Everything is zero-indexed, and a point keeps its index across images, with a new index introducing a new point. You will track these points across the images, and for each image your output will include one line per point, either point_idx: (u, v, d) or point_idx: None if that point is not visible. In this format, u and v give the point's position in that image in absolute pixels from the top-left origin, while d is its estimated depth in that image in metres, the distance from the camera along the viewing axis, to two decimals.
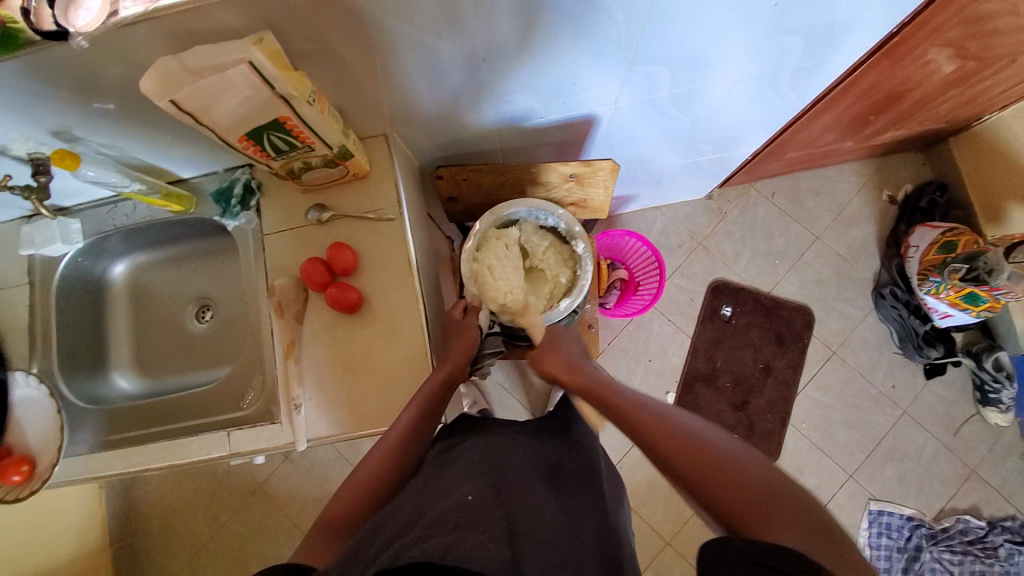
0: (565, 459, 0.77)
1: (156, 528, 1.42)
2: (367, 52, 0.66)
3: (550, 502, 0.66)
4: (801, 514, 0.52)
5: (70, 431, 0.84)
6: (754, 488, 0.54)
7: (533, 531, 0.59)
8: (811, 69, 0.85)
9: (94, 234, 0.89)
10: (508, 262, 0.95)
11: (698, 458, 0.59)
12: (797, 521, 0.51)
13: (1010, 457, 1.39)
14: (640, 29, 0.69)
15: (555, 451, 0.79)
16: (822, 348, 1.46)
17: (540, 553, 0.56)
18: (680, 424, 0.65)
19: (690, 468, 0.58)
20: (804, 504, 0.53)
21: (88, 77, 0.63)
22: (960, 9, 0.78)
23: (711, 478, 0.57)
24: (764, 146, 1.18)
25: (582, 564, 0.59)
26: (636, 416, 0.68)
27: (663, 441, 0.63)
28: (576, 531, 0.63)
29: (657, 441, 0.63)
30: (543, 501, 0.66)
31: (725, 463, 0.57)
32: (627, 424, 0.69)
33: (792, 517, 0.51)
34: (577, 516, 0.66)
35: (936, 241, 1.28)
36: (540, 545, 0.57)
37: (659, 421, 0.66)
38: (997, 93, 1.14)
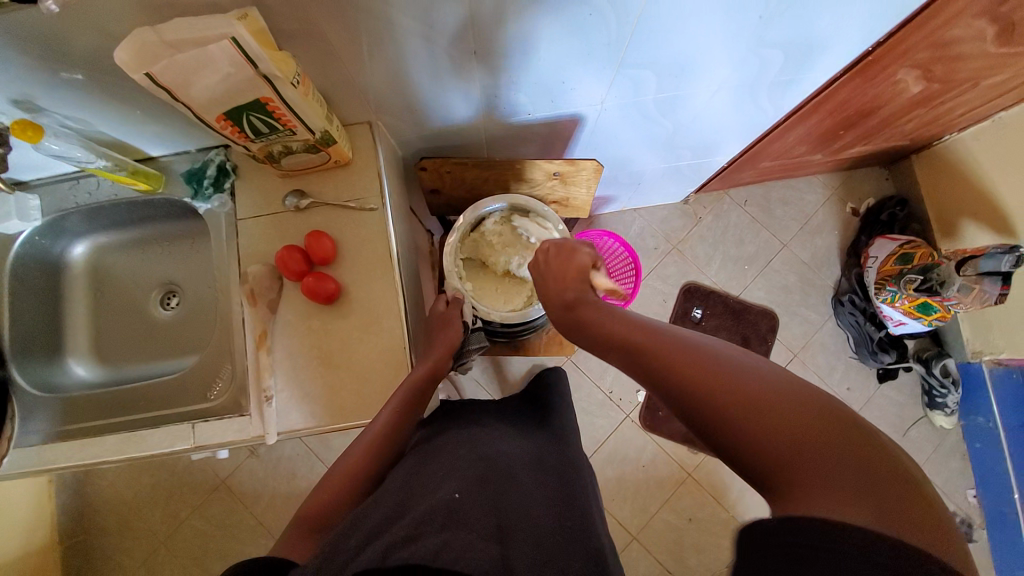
0: (547, 454, 0.80)
1: (111, 524, 1.36)
2: (356, 37, 0.64)
3: (534, 498, 0.68)
4: (852, 461, 0.41)
5: (21, 421, 0.80)
6: (794, 424, 0.44)
7: (521, 530, 0.61)
8: (789, 82, 0.88)
9: (53, 212, 0.84)
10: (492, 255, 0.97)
11: (730, 387, 0.47)
12: (818, 454, 0.42)
13: (953, 457, 1.47)
14: (630, 33, 0.69)
15: (537, 446, 0.81)
16: (785, 351, 1.51)
17: (527, 551, 0.59)
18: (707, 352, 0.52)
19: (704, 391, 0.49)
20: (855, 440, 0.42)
21: (55, 45, 0.59)
22: (930, 33, 0.82)
23: (745, 417, 0.45)
24: (739, 154, 1.22)
25: (570, 563, 0.61)
26: (649, 348, 0.57)
27: (680, 371, 0.51)
28: (562, 529, 0.66)
29: (674, 369, 0.52)
30: (530, 499, 0.68)
31: (733, 378, 0.48)
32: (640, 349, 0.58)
33: (837, 462, 0.41)
34: (562, 516, 0.68)
35: (894, 253, 1.35)
36: (528, 543, 0.60)
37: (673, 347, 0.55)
38: (955, 115, 1.21)
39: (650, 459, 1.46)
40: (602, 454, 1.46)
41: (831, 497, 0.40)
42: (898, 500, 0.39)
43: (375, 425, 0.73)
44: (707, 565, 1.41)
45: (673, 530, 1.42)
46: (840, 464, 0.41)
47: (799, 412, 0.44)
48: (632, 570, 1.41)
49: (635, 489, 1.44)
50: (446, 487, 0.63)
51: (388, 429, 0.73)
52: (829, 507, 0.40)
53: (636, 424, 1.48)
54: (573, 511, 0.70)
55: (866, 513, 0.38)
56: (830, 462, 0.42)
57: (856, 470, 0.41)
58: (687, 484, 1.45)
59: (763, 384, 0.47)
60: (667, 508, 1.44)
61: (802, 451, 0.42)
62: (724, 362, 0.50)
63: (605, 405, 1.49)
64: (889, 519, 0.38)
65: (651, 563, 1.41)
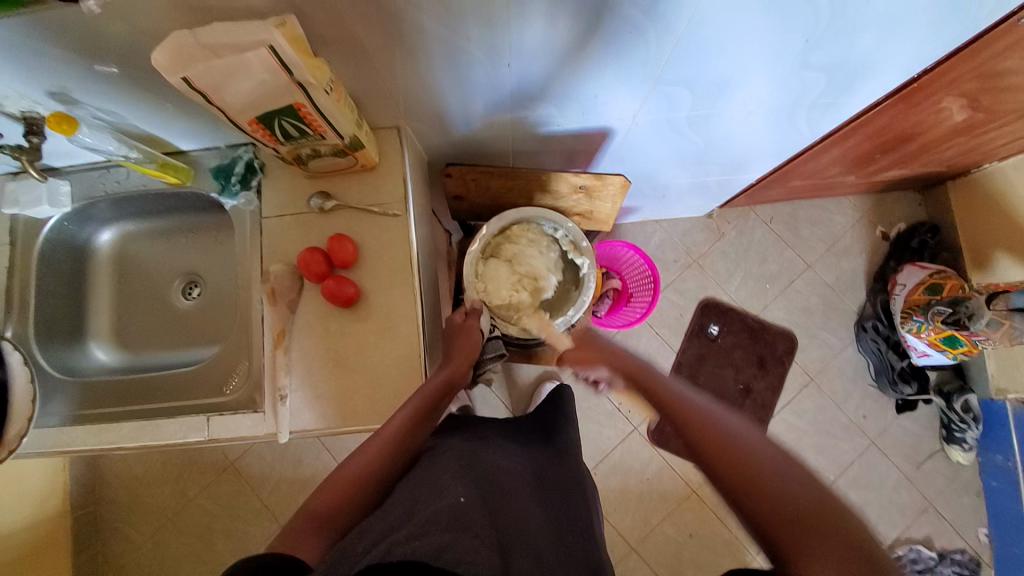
0: (551, 471, 0.80)
1: (122, 497, 1.39)
2: (390, 45, 0.64)
3: (534, 515, 0.68)
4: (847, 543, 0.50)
5: (42, 401, 0.81)
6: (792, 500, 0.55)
7: (521, 545, 0.61)
8: (828, 105, 0.85)
9: (82, 199, 0.85)
10: (523, 259, 0.95)
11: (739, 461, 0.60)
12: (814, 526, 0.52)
13: (966, 493, 1.43)
14: (668, 51, 0.67)
15: (542, 462, 0.81)
16: (801, 375, 1.49)
17: (527, 564, 0.59)
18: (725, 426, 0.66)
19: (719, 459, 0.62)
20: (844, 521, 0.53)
21: (94, 41, 0.60)
22: (981, 64, 0.78)
23: (761, 494, 0.56)
24: (769, 173, 1.19)
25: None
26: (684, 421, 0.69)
27: (712, 444, 0.63)
28: (565, 550, 0.67)
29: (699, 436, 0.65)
30: (531, 516, 0.68)
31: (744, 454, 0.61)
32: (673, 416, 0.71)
33: (831, 538, 0.51)
34: (564, 535, 0.70)
35: (924, 282, 1.31)
36: (527, 559, 0.60)
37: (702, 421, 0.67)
38: (999, 145, 1.16)
39: (655, 472, 1.45)
40: (607, 464, 1.45)
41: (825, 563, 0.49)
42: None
43: (391, 427, 0.72)
44: None
45: (673, 546, 1.41)
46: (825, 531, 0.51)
47: (798, 494, 0.55)
48: None
49: (638, 502, 1.43)
50: (453, 491, 0.64)
51: (403, 433, 0.72)
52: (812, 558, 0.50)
53: (643, 436, 1.47)
54: (574, 534, 0.71)
55: None
56: (831, 540, 0.50)
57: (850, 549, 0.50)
58: (691, 499, 1.44)
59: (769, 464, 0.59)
60: (668, 522, 1.43)
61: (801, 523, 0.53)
62: (749, 446, 0.62)
63: (614, 416, 1.48)
64: None
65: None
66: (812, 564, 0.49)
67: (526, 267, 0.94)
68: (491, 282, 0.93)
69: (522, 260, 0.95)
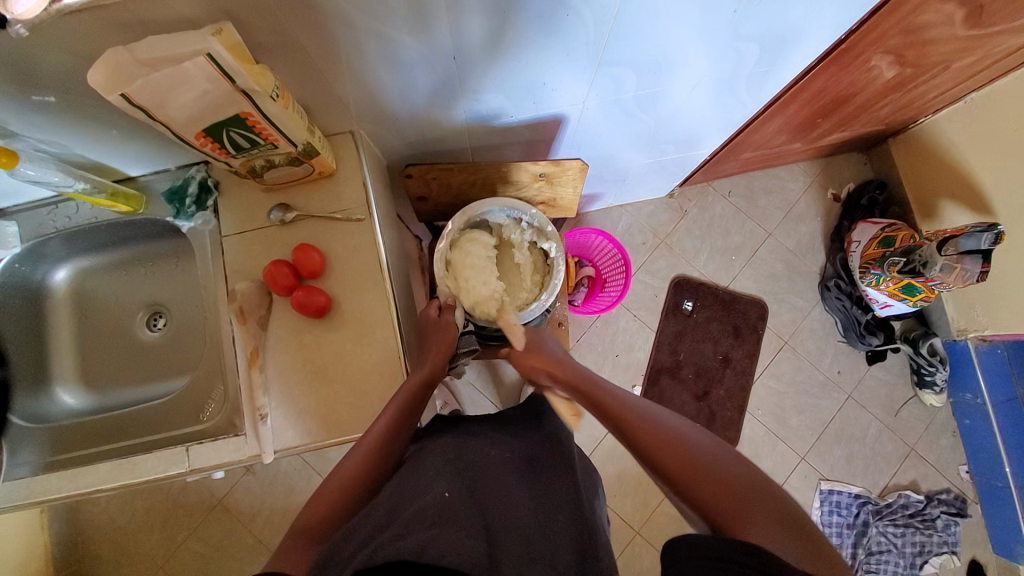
0: (540, 448, 0.80)
1: (107, 552, 1.33)
2: (333, 49, 0.64)
3: (524, 496, 0.69)
4: (767, 496, 0.53)
5: (9, 453, 0.78)
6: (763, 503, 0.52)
7: (509, 530, 0.62)
8: (765, 73, 0.88)
9: (33, 238, 0.82)
10: (511, 267, 1.00)
11: (683, 459, 0.58)
12: (743, 486, 0.54)
13: (944, 434, 1.50)
14: (607, 32, 0.69)
15: (531, 440, 0.81)
16: (776, 339, 1.53)
17: (516, 547, 0.60)
18: (662, 421, 0.65)
19: (652, 453, 0.61)
20: (806, 528, 0.50)
21: (29, 70, 0.58)
22: (901, 20, 0.83)
23: (693, 475, 0.56)
24: (720, 146, 1.22)
25: (561, 556, 0.63)
26: (657, 449, 0.61)
27: (647, 440, 0.62)
28: (552, 524, 0.67)
29: (640, 435, 0.64)
30: (521, 498, 0.68)
31: (669, 437, 0.61)
32: (648, 447, 0.62)
33: (762, 506, 0.52)
34: (552, 510, 0.69)
35: (876, 236, 1.38)
36: (514, 540, 0.61)
37: (673, 443, 0.60)
38: (931, 98, 1.23)
39: None
40: (602, 450, 1.47)
41: (762, 529, 0.49)
42: (792, 530, 0.50)
43: (373, 431, 0.72)
44: None
45: (674, 525, 1.43)
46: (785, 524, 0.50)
47: (726, 467, 0.56)
48: (637, 565, 1.41)
49: (635, 483, 1.45)
50: (436, 487, 0.64)
51: (387, 434, 0.72)
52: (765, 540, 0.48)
53: None
54: (564, 506, 0.71)
55: (789, 547, 0.47)
56: (762, 505, 0.52)
57: (770, 507, 0.52)
58: None
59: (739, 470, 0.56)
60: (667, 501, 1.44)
61: (731, 486, 0.54)
62: (678, 435, 0.61)
63: None
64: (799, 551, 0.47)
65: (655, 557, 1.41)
66: (750, 528, 0.49)
67: (514, 272, 1.00)
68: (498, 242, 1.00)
69: (512, 266, 0.99)
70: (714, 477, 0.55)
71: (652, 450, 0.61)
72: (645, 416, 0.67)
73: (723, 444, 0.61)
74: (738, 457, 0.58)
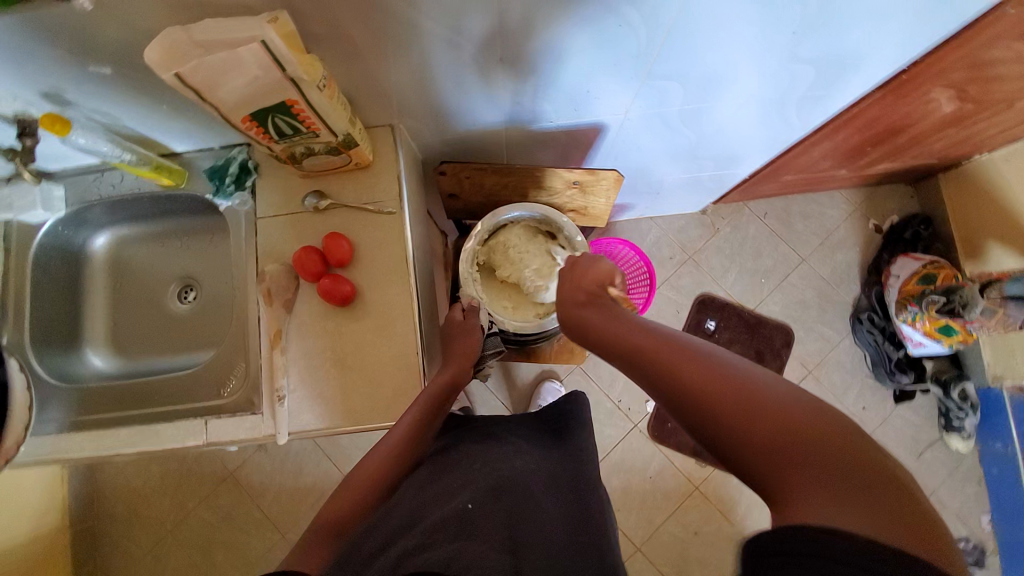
0: (561, 470, 0.79)
1: (121, 511, 1.38)
2: (383, 42, 0.64)
3: (551, 508, 0.72)
4: (842, 457, 0.43)
5: (38, 409, 0.81)
6: (826, 460, 0.43)
7: None
8: (820, 97, 0.85)
9: (77, 204, 0.85)
10: (544, 256, 0.96)
11: (722, 399, 0.47)
12: (802, 437, 0.44)
13: (968, 483, 1.43)
14: (661, 43, 0.67)
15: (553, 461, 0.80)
16: (800, 368, 1.49)
17: None
18: (686, 344, 0.53)
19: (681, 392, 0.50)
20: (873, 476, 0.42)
21: (90, 41, 0.60)
22: (968, 54, 0.79)
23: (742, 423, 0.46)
24: (762, 167, 1.19)
25: None
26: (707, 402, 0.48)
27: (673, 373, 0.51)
28: None
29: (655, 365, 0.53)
30: (547, 519, 0.68)
31: (705, 371, 0.50)
32: (700, 397, 0.48)
33: (824, 462, 0.43)
34: (579, 536, 0.68)
35: (916, 272, 1.31)
36: None
37: (709, 375, 0.49)
38: (989, 135, 1.17)
39: (657, 470, 1.45)
40: (609, 463, 1.45)
41: (830, 505, 0.41)
42: (862, 489, 0.41)
43: (397, 431, 0.71)
44: None
45: (676, 546, 1.41)
46: (850, 480, 0.42)
47: (799, 414, 0.45)
48: None
49: (640, 500, 1.43)
50: None
51: (415, 430, 0.71)
52: (827, 518, 0.40)
53: (643, 434, 1.46)
54: (589, 532, 0.70)
55: (859, 523, 0.40)
56: (827, 467, 0.43)
57: (835, 461, 0.43)
58: (694, 498, 1.43)
59: (812, 416, 0.45)
60: (671, 520, 1.42)
61: (791, 452, 0.44)
62: (723, 371, 0.49)
63: (614, 415, 1.47)
64: (897, 535, 0.39)
65: None
66: (808, 510, 0.41)
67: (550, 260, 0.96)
68: (531, 236, 0.98)
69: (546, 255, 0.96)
70: (791, 440, 0.44)
71: (708, 400, 0.48)
72: (686, 348, 0.53)
73: (776, 377, 0.49)
74: (798, 398, 0.47)
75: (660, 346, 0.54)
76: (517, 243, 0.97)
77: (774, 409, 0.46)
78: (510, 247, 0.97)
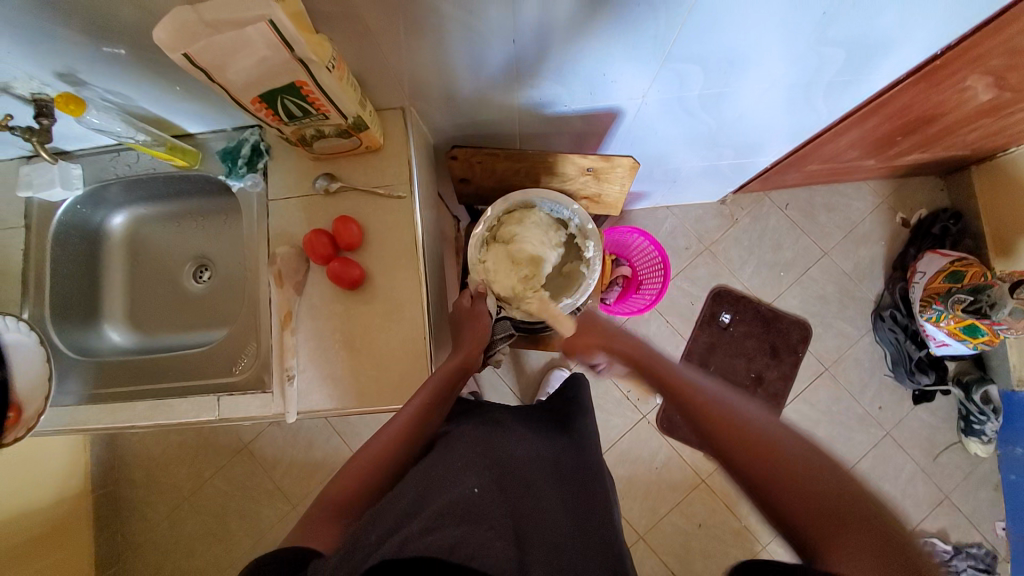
0: (568, 455, 0.79)
1: (140, 477, 1.43)
2: (394, 23, 0.63)
3: (552, 501, 0.69)
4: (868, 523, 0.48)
5: (58, 380, 0.84)
6: (857, 522, 0.48)
7: (534, 533, 0.62)
8: (847, 83, 0.82)
9: (95, 182, 0.86)
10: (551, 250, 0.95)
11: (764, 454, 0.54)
12: (832, 499, 0.50)
13: (983, 488, 1.40)
14: (679, 24, 0.65)
15: (561, 446, 0.80)
16: (816, 363, 1.46)
17: (546, 555, 0.60)
18: (732, 407, 0.61)
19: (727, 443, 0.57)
20: (908, 553, 0.47)
21: (102, 20, 0.60)
22: (1008, 39, 0.75)
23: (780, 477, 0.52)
24: (784, 156, 1.16)
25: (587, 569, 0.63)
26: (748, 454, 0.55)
27: (721, 427, 0.58)
28: (583, 535, 0.68)
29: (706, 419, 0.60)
30: (551, 502, 0.69)
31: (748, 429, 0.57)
32: (746, 451, 0.55)
33: (853, 523, 0.48)
34: (583, 522, 0.69)
35: (944, 269, 1.27)
36: (543, 547, 0.61)
37: (751, 434, 0.56)
38: None
39: (664, 461, 1.44)
40: (616, 452, 1.45)
41: (859, 560, 0.46)
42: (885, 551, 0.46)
43: (407, 412, 0.72)
44: (714, 570, 1.39)
45: (681, 536, 1.41)
46: (882, 549, 0.46)
47: (827, 480, 0.51)
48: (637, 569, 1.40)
49: (646, 489, 1.43)
50: (465, 481, 0.65)
51: (424, 412, 0.72)
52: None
53: (651, 425, 1.46)
54: (593, 518, 0.72)
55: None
56: (858, 528, 0.48)
57: (862, 525, 0.48)
58: (700, 490, 1.43)
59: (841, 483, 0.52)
60: (676, 511, 1.42)
61: (823, 509, 0.50)
62: (766, 434, 0.56)
63: (623, 404, 1.47)
64: None
65: (656, 565, 1.40)
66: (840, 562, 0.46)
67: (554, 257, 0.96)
68: (545, 225, 0.97)
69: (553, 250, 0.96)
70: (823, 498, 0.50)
71: (753, 456, 0.55)
72: (732, 409, 0.60)
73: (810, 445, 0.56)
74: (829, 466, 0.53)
75: (712, 406, 0.61)
76: (529, 227, 0.95)
77: (813, 473, 0.52)
78: (519, 226, 0.95)
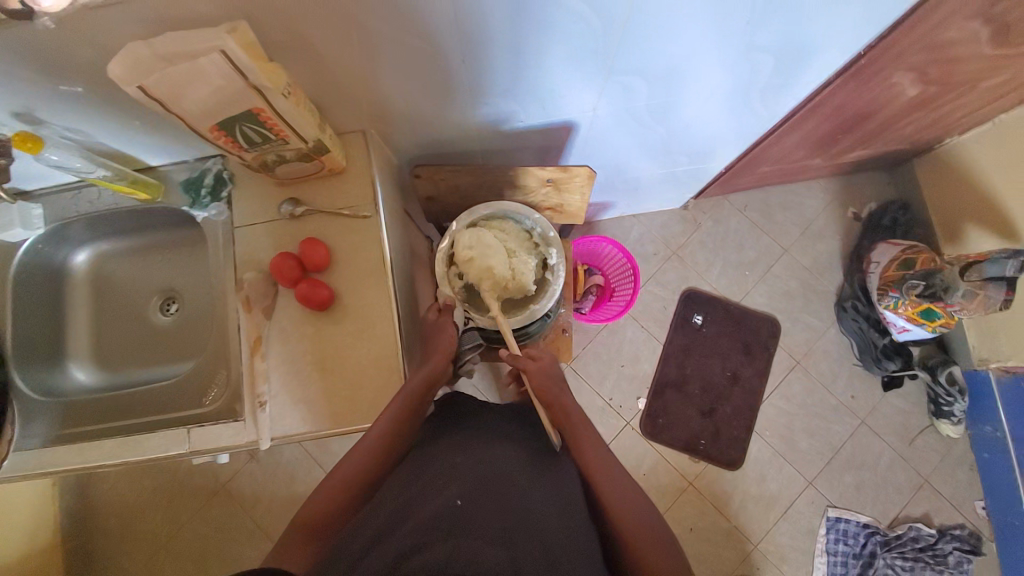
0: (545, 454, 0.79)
1: (113, 526, 1.38)
2: (348, 50, 0.66)
3: (538, 502, 0.68)
4: None
5: (22, 424, 0.82)
6: None
7: (523, 532, 0.62)
8: (782, 86, 0.87)
9: (56, 221, 0.86)
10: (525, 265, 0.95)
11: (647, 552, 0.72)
12: None
13: (960, 468, 1.44)
14: (617, 38, 0.69)
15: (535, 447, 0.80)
16: (788, 357, 1.50)
17: (535, 553, 0.61)
18: (632, 500, 0.78)
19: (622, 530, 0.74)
20: None
21: (57, 60, 0.61)
22: (923, 36, 0.82)
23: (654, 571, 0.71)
24: (735, 159, 1.21)
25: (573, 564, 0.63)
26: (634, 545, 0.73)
27: (622, 520, 0.75)
28: (568, 529, 0.68)
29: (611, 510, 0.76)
30: (535, 501, 0.68)
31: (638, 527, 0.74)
32: (635, 545, 0.73)
33: None
34: (568, 515, 0.70)
35: (896, 258, 1.33)
36: (532, 544, 0.61)
37: (641, 532, 0.74)
38: (959, 117, 1.19)
39: (651, 465, 1.45)
40: None
41: None
42: None
43: (379, 429, 0.75)
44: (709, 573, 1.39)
45: None
46: None
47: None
48: None
49: None
50: (447, 491, 0.63)
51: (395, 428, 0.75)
52: None
53: (635, 431, 1.47)
54: (576, 509, 0.72)
55: None
56: None
57: None
58: (688, 492, 1.44)
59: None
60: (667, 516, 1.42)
61: None
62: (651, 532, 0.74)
63: (605, 412, 1.48)
64: None
65: None
66: None
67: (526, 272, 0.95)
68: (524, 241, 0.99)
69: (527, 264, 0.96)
70: None
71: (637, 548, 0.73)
72: (631, 504, 0.77)
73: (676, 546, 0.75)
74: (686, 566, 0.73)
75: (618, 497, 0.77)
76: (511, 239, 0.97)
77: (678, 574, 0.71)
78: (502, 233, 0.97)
